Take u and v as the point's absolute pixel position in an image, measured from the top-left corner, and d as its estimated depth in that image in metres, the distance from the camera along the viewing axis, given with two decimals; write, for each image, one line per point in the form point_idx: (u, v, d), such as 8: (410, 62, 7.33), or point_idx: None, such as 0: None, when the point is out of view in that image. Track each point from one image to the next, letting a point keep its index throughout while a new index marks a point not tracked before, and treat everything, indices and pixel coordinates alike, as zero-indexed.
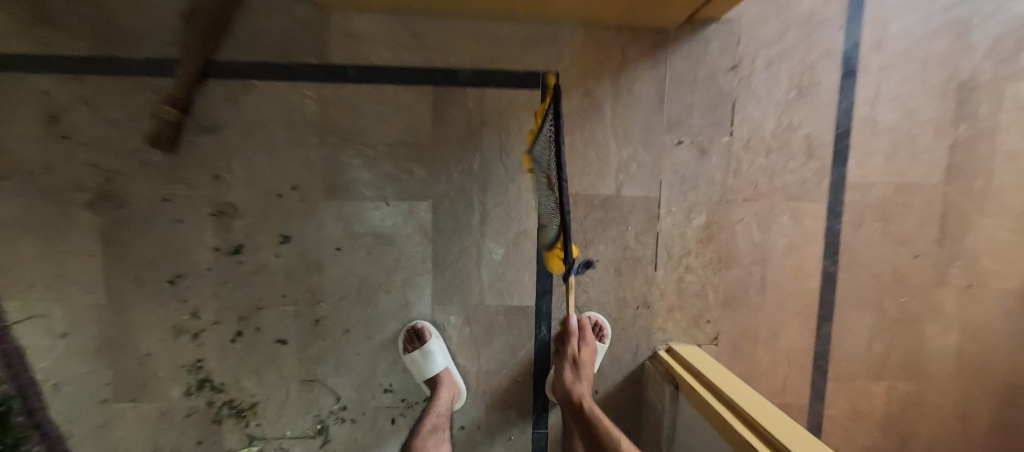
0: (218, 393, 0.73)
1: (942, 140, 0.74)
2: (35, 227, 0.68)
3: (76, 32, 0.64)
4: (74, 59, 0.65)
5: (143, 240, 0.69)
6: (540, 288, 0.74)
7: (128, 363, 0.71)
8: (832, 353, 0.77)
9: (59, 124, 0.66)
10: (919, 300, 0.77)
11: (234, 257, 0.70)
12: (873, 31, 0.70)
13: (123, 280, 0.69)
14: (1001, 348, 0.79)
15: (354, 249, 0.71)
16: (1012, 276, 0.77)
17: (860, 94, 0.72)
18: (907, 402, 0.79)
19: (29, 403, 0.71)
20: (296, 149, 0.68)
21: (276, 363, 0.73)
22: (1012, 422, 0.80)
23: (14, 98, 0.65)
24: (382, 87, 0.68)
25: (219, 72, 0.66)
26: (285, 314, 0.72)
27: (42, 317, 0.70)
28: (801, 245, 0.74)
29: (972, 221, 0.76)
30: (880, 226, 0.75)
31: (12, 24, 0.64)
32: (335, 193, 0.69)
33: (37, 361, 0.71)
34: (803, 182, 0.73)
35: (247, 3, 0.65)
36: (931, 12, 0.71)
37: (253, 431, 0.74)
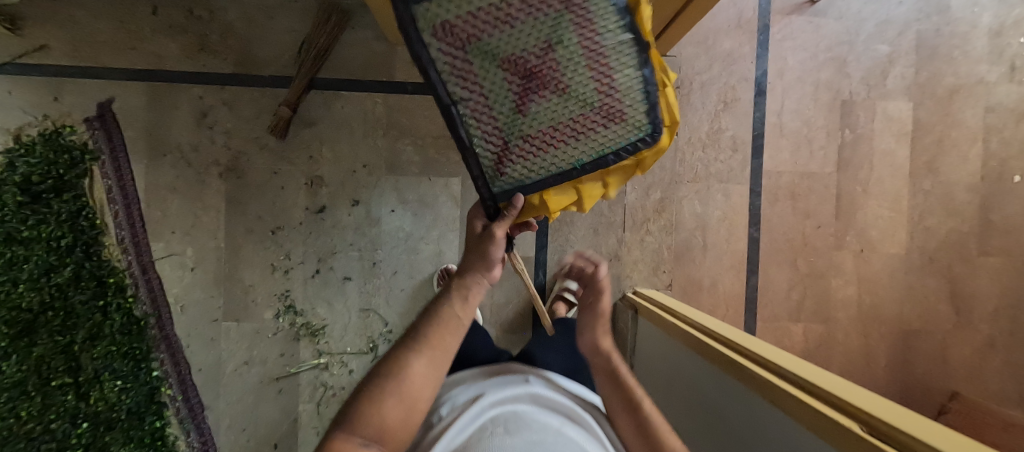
0: (298, 316, 0.98)
1: (832, 142, 1.01)
2: (182, 190, 0.96)
3: (225, 57, 0.95)
4: (222, 74, 0.95)
5: (255, 200, 0.97)
6: (539, 243, 1.00)
7: (236, 291, 0.97)
8: (758, 298, 1.03)
9: (207, 118, 0.95)
10: (823, 260, 1.02)
11: (318, 214, 0.97)
12: (775, 64, 1.00)
13: (239, 229, 0.97)
14: (890, 299, 1.03)
15: (404, 211, 0.98)
16: (894, 243, 1.03)
17: (769, 108, 1.00)
18: (820, 340, 1.03)
19: (159, 320, 0.98)
20: (368, 139, 0.97)
21: (342, 294, 0.99)
22: (905, 359, 1.03)
23: (179, 101, 0.95)
24: (430, 98, 0.98)
25: (319, 85, 0.96)
26: (352, 258, 0.98)
27: (177, 256, 0.97)
28: (731, 215, 1.01)
29: (860, 201, 1.02)
30: (789, 203, 1.01)
31: (183, 51, 0.94)
32: (393, 170, 0.98)
33: (171, 287, 0.97)
34: (731, 169, 1.00)
35: (341, 39, 0.96)
36: (817, 51, 1.01)
37: (322, 347, 0.99)
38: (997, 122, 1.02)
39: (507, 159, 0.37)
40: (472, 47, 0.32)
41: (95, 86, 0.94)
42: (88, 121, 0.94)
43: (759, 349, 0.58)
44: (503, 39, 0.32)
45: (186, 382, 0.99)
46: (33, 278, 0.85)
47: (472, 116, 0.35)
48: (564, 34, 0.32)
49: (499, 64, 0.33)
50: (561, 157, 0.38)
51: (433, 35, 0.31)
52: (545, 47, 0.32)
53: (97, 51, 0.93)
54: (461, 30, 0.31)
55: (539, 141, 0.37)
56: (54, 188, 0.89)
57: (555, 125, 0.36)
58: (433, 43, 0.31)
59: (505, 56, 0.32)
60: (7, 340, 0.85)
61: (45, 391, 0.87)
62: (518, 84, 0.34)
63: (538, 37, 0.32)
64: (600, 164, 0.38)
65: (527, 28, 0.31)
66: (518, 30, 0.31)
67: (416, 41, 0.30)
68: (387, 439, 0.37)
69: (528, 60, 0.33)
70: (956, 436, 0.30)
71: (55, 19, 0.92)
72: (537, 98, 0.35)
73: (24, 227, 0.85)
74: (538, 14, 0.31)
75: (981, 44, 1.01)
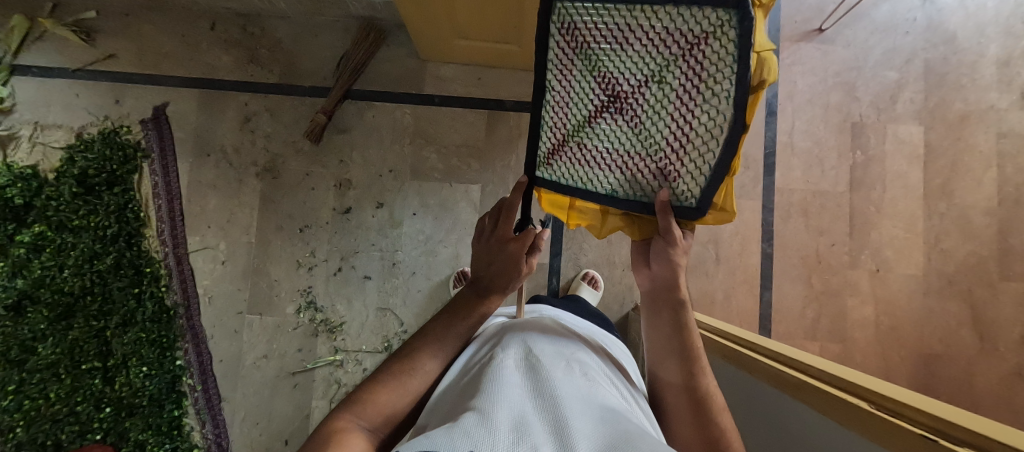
0: (318, 312, 1.02)
1: (844, 162, 1.04)
2: (221, 187, 1.03)
3: (272, 68, 1.04)
4: (267, 83, 1.04)
5: (287, 199, 1.03)
6: (554, 250, 1.03)
7: (262, 285, 1.02)
8: (772, 315, 1.02)
9: (250, 123, 1.03)
10: (838, 278, 1.02)
11: (345, 215, 1.03)
12: (785, 87, 1.05)
13: (270, 226, 1.03)
14: (910, 321, 1.02)
15: (425, 214, 1.03)
16: (911, 264, 1.02)
17: (780, 128, 1.05)
18: (837, 360, 1.01)
19: (188, 310, 1.01)
20: (396, 147, 1.04)
21: (361, 292, 1.02)
22: (927, 384, 1.00)
23: (227, 106, 1.03)
24: (456, 110, 1.05)
25: (353, 95, 1.04)
26: (373, 257, 1.03)
27: (211, 249, 1.02)
28: (743, 230, 1.03)
29: (874, 220, 1.03)
30: (802, 220, 1.03)
31: (235, 63, 1.04)
32: (417, 176, 1.04)
33: (202, 279, 1.02)
34: (743, 185, 1.04)
35: (377, 55, 1.04)
36: (826, 76, 1.05)
37: (338, 344, 1.01)
38: (1011, 148, 1.03)
39: (559, 154, 0.40)
40: (585, 51, 0.33)
41: (154, 91, 1.03)
42: (143, 122, 1.02)
43: (789, 353, 0.58)
44: (610, 56, 0.32)
45: (207, 373, 1.00)
46: (78, 264, 0.92)
47: (554, 105, 0.38)
48: (662, 81, 0.30)
49: (599, 73, 0.33)
50: (606, 175, 0.38)
51: (559, 26, 0.33)
52: (640, 80, 0.32)
53: (160, 60, 1.03)
54: (583, 35, 0.32)
55: (592, 155, 0.38)
56: (107, 181, 0.96)
57: (612, 154, 0.37)
58: (552, 36, 0.34)
59: (610, 71, 0.33)
60: (46, 322, 0.90)
61: (75, 374, 0.91)
62: (600, 100, 0.34)
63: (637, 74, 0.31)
64: (630, 205, 0.38)
65: (639, 58, 0.31)
66: (632, 54, 0.31)
67: (547, 25, 0.33)
68: (389, 421, 0.38)
69: (622, 81, 0.33)
70: (984, 424, 0.33)
71: (125, 32, 1.03)
72: (607, 121, 0.35)
73: (76, 217, 0.93)
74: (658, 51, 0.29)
75: (990, 73, 1.04)
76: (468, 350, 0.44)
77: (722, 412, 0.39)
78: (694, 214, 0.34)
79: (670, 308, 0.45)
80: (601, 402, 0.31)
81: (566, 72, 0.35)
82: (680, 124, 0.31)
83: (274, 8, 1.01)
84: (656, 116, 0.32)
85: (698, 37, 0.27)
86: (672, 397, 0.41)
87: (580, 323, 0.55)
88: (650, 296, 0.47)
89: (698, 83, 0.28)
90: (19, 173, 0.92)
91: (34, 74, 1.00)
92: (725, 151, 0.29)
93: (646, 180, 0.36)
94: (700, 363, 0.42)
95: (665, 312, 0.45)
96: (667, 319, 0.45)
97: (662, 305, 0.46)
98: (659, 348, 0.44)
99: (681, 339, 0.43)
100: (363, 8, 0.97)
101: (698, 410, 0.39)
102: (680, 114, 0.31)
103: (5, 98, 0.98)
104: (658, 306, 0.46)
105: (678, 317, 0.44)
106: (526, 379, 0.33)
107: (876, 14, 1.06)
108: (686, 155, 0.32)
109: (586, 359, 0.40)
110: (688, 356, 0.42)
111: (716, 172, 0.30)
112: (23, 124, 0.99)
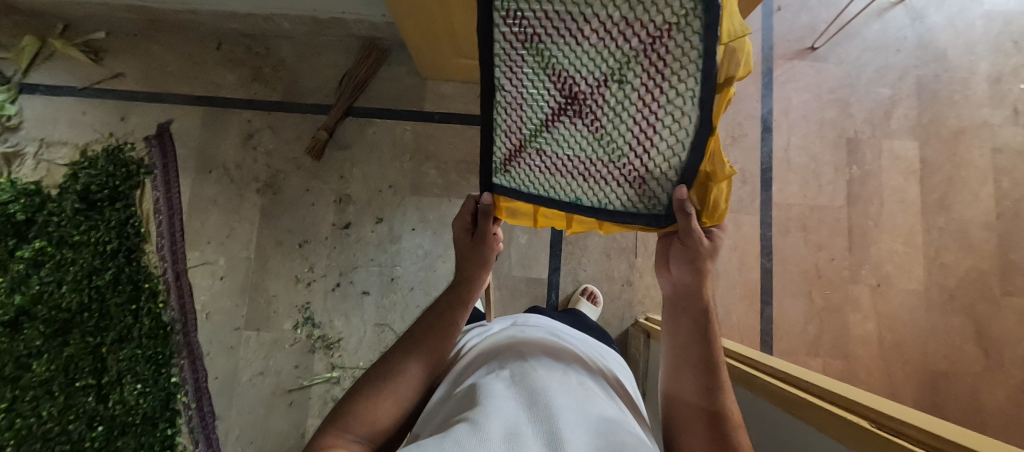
0: (315, 328, 1.01)
1: (841, 177, 1.04)
2: (221, 203, 1.03)
3: (275, 87, 1.06)
4: (270, 101, 1.06)
5: (287, 215, 1.03)
6: (552, 265, 1.03)
7: (259, 300, 1.01)
8: (774, 330, 1.01)
9: (252, 139, 1.05)
10: (838, 293, 1.02)
11: (344, 230, 1.03)
12: (780, 104, 1.07)
13: (269, 241, 1.03)
14: (913, 337, 1.00)
15: (424, 229, 1.04)
16: (912, 279, 1.02)
17: (776, 143, 1.06)
18: (841, 377, 1.00)
19: (185, 326, 1.00)
20: (396, 163, 1.05)
21: (360, 308, 1.02)
22: (934, 402, 0.98)
23: (230, 123, 1.05)
24: (456, 126, 1.07)
25: (355, 112, 1.06)
26: (371, 272, 1.03)
27: (210, 264, 1.02)
28: (742, 245, 1.03)
29: (873, 235, 1.03)
30: (801, 234, 1.03)
31: (239, 81, 1.06)
32: (417, 192, 1.05)
33: (200, 294, 1.01)
34: (740, 200, 1.05)
35: (378, 74, 1.07)
36: (820, 93, 1.07)
37: (335, 361, 1.00)
38: (1007, 163, 1.04)
39: (517, 160, 0.39)
40: (535, 45, 0.28)
41: (158, 108, 1.05)
42: (147, 139, 1.03)
43: (789, 369, 0.57)
44: (564, 51, 0.28)
45: (202, 390, 0.99)
46: (76, 280, 0.92)
47: (505, 108, 0.34)
48: (623, 80, 0.28)
49: (553, 73, 0.30)
50: (573, 181, 0.39)
51: (502, 15, 0.27)
52: (598, 79, 0.29)
53: (166, 78, 1.06)
54: (531, 26, 0.27)
55: (552, 160, 0.38)
56: (108, 197, 0.97)
57: (575, 154, 0.36)
58: (495, 24, 0.27)
59: (565, 68, 0.29)
60: (42, 338, 0.90)
61: (69, 391, 0.90)
62: (558, 102, 0.32)
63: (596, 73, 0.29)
64: (597, 211, 0.41)
65: (595, 54, 0.28)
66: (589, 51, 0.27)
67: (488, 19, 0.27)
68: (376, 437, 0.37)
69: (579, 83, 0.30)
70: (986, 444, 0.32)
71: (133, 52, 1.05)
72: (567, 122, 0.34)
73: (77, 232, 0.93)
74: (617, 48, 0.26)
75: (981, 90, 1.06)
76: (461, 364, 0.44)
77: (738, 426, 0.38)
78: (663, 219, 0.39)
79: (689, 315, 0.45)
80: (596, 414, 0.31)
81: (515, 75, 0.31)
82: (643, 127, 0.31)
83: (279, 28, 1.03)
84: (616, 120, 0.32)
85: (661, 30, 0.24)
86: (686, 409, 0.41)
87: (578, 335, 0.55)
88: (671, 304, 0.48)
89: (662, 80, 0.27)
90: (23, 189, 0.93)
91: (42, 92, 1.02)
92: (692, 154, 0.30)
93: (609, 183, 0.38)
94: (719, 374, 0.41)
95: (686, 319, 0.45)
96: (685, 325, 0.45)
97: (685, 314, 0.46)
98: (678, 357, 0.44)
99: (705, 350, 0.43)
100: (365, 28, 1.00)
101: (713, 421, 0.38)
102: (640, 117, 0.30)
103: (13, 115, 1.00)
104: (677, 313, 0.47)
105: (700, 327, 0.44)
106: (520, 391, 0.33)
107: (867, 33, 1.08)
108: (650, 157, 0.33)
109: (582, 372, 0.40)
110: (709, 367, 0.42)
111: (684, 175, 0.33)
112: (28, 141, 1.00)
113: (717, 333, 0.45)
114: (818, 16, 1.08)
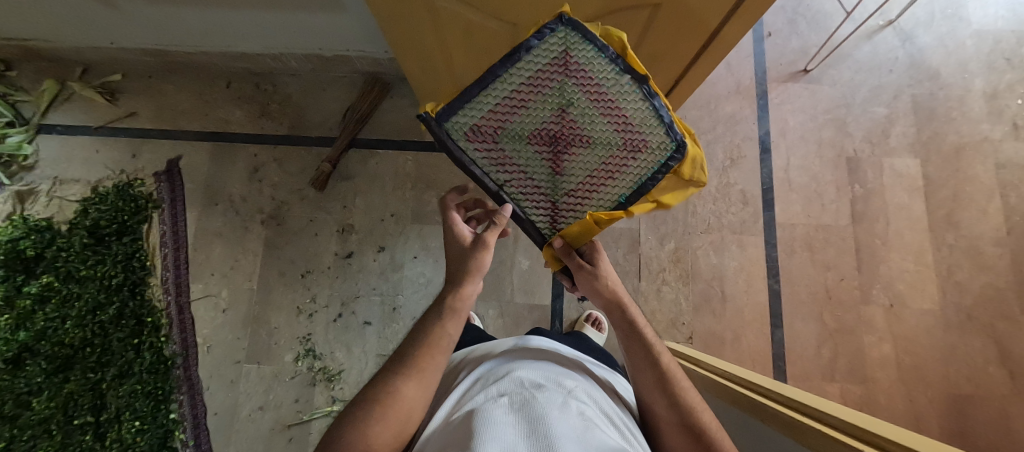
0: (316, 360, 0.99)
1: (843, 196, 1.04)
2: (226, 235, 1.05)
3: (282, 121, 1.10)
4: (276, 135, 1.09)
5: (291, 245, 1.04)
6: (555, 291, 1.02)
7: (261, 333, 1.01)
8: (787, 355, 0.98)
9: (258, 173, 1.07)
10: (851, 315, 0.99)
11: (346, 259, 1.04)
12: (777, 125, 1.08)
13: (272, 272, 1.03)
14: (933, 358, 0.97)
15: (426, 257, 1.04)
16: (926, 298, 0.99)
17: (776, 164, 1.06)
18: (860, 403, 0.95)
19: (186, 360, 0.99)
20: (398, 192, 1.07)
21: (361, 339, 1.01)
22: (962, 428, 0.93)
23: (237, 157, 1.08)
24: None
25: (358, 144, 1.09)
26: (374, 302, 1.02)
27: (213, 297, 1.02)
28: (748, 267, 1.02)
29: (881, 253, 1.01)
30: (807, 255, 1.02)
31: (247, 117, 1.10)
32: (418, 221, 1.06)
33: (202, 327, 1.01)
34: (743, 221, 1.04)
35: (382, 106, 1.10)
36: (816, 113, 1.08)
37: (336, 394, 0.98)
38: (1012, 178, 1.03)
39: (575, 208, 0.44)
40: (505, 165, 0.43)
41: (168, 145, 1.08)
42: (157, 174, 1.06)
43: (807, 399, 0.54)
44: (507, 148, 0.42)
45: (201, 426, 0.97)
46: (81, 315, 0.92)
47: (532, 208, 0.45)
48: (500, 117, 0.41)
49: (512, 163, 0.42)
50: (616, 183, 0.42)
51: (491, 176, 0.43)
52: (520, 149, 0.42)
53: (177, 116, 1.09)
54: (502, 168, 0.43)
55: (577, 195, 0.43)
56: (116, 231, 0.99)
57: (586, 170, 0.42)
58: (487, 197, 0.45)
59: (510, 131, 0.41)
60: (43, 375, 0.88)
61: (66, 430, 0.88)
62: (538, 166, 0.42)
63: (533, 120, 0.41)
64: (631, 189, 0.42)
65: (512, 144, 0.42)
66: (501, 161, 0.42)
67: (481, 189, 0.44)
68: None
69: (521, 165, 0.43)
70: None
71: (147, 92, 1.10)
72: (552, 162, 0.42)
73: (84, 267, 0.94)
74: (539, 94, 0.40)
75: (978, 106, 1.06)
76: (461, 389, 0.44)
77: (701, 413, 0.39)
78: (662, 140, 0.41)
79: (636, 336, 0.46)
80: (595, 444, 0.29)
81: (520, 192, 0.44)
82: (546, 128, 0.41)
83: (286, 67, 1.08)
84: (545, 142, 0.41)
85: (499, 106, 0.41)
86: (668, 432, 0.41)
87: (581, 358, 0.54)
88: (621, 328, 0.48)
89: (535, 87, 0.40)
90: (34, 225, 0.95)
91: (59, 132, 1.06)
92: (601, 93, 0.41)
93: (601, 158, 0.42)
94: (660, 361, 0.43)
95: (633, 342, 0.45)
96: (635, 346, 0.45)
97: (612, 315, 0.49)
98: (639, 369, 0.44)
99: (645, 350, 0.44)
100: (368, 64, 1.04)
101: (696, 438, 0.38)
102: (542, 137, 0.41)
103: (30, 155, 1.03)
104: (630, 333, 0.46)
105: (639, 337, 0.45)
106: (518, 419, 0.32)
107: (859, 54, 1.10)
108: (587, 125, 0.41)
109: (585, 398, 0.39)
110: (664, 384, 0.41)
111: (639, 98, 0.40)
112: (42, 180, 1.03)
113: (641, 319, 0.48)
114: (808, 40, 1.11)
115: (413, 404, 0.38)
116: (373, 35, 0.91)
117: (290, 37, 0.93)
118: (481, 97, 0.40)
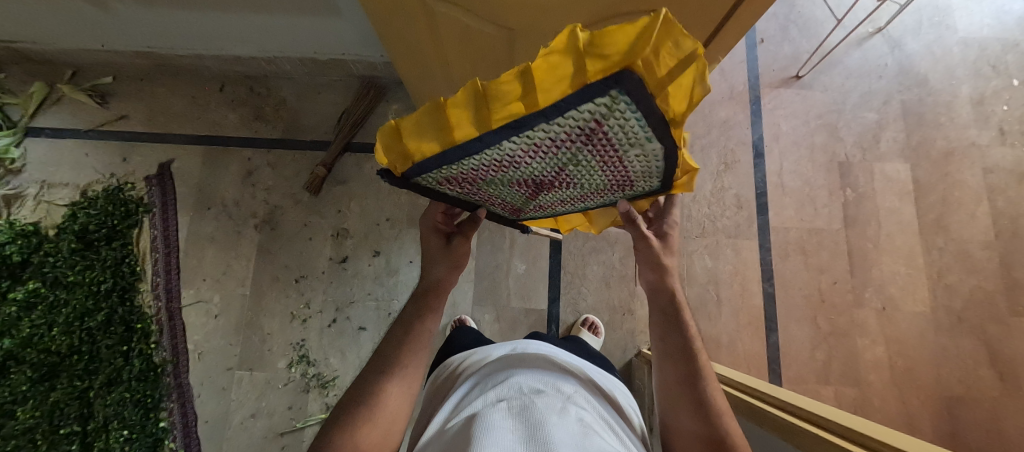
0: (310, 366, 0.98)
1: (835, 200, 1.05)
2: (218, 239, 1.03)
3: (276, 125, 1.09)
4: (270, 139, 1.08)
5: (285, 250, 1.03)
6: (551, 296, 1.02)
7: (253, 339, 0.99)
8: (782, 358, 0.99)
9: (252, 177, 1.06)
10: (844, 318, 1.00)
11: (341, 264, 1.03)
12: (770, 130, 1.09)
13: (265, 277, 1.02)
14: (925, 361, 0.98)
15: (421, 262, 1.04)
16: (918, 301, 1.00)
17: (769, 168, 1.07)
18: (854, 405, 0.96)
19: (176, 367, 0.97)
20: (393, 196, 1.07)
21: (356, 345, 1.00)
22: (953, 430, 0.94)
23: (230, 161, 1.07)
24: None
25: (353, 148, 1.08)
26: (369, 307, 1.01)
27: (204, 303, 1.01)
28: (743, 270, 1.03)
29: (873, 256, 1.02)
30: (801, 258, 1.03)
31: (241, 121, 1.09)
32: (413, 225, 1.05)
33: (192, 334, 0.99)
34: (738, 225, 1.05)
35: (377, 110, 1.10)
36: (808, 118, 1.10)
37: (330, 400, 0.97)
38: (999, 182, 1.05)
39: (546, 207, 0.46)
40: (480, 192, 0.39)
41: (160, 148, 1.06)
42: (148, 178, 1.04)
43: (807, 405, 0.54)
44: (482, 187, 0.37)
45: (191, 435, 0.95)
46: (68, 322, 0.90)
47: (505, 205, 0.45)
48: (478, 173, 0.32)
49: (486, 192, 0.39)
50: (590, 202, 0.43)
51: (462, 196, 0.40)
52: (498, 186, 0.37)
53: (170, 119, 1.08)
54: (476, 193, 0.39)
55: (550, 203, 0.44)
56: (106, 236, 0.97)
57: (566, 195, 0.40)
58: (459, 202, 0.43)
59: (492, 178, 0.34)
60: (28, 383, 0.86)
61: (52, 440, 0.86)
62: (514, 192, 0.40)
63: (520, 173, 0.33)
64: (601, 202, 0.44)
65: (489, 185, 0.37)
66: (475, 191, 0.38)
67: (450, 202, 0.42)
68: None
69: (497, 192, 0.40)
70: None
71: (139, 95, 1.08)
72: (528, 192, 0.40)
73: (71, 273, 0.92)
74: (535, 158, 0.30)
75: (966, 112, 1.08)
76: (458, 395, 0.44)
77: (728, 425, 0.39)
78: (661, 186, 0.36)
79: (677, 329, 0.44)
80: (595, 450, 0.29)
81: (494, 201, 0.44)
82: (531, 178, 0.35)
83: (281, 70, 1.07)
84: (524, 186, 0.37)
85: (475, 168, 0.31)
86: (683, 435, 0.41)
87: (581, 364, 0.54)
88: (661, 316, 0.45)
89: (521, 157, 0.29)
90: (20, 229, 0.92)
91: (47, 135, 1.04)
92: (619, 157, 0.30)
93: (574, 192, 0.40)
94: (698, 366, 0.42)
95: (673, 335, 0.43)
96: (675, 340, 0.43)
97: (656, 299, 0.46)
98: (671, 369, 0.43)
99: (684, 351, 0.42)
100: (364, 68, 1.03)
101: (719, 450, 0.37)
102: (520, 182, 0.36)
103: (17, 158, 1.02)
104: (671, 326, 0.44)
105: (680, 329, 0.44)
106: (518, 425, 0.31)
107: (849, 61, 1.12)
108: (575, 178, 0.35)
109: (584, 405, 0.39)
110: (696, 391, 0.40)
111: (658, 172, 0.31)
112: (30, 183, 1.01)
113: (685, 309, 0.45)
114: (800, 47, 1.12)
115: (402, 409, 0.38)
116: (368, 39, 0.90)
117: (283, 41, 0.93)
118: (447, 165, 0.29)
